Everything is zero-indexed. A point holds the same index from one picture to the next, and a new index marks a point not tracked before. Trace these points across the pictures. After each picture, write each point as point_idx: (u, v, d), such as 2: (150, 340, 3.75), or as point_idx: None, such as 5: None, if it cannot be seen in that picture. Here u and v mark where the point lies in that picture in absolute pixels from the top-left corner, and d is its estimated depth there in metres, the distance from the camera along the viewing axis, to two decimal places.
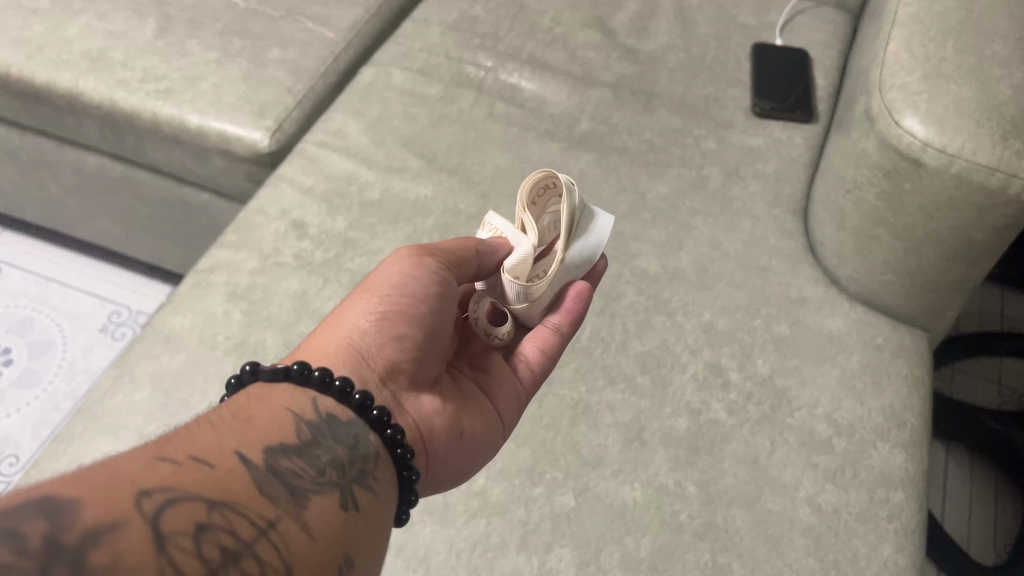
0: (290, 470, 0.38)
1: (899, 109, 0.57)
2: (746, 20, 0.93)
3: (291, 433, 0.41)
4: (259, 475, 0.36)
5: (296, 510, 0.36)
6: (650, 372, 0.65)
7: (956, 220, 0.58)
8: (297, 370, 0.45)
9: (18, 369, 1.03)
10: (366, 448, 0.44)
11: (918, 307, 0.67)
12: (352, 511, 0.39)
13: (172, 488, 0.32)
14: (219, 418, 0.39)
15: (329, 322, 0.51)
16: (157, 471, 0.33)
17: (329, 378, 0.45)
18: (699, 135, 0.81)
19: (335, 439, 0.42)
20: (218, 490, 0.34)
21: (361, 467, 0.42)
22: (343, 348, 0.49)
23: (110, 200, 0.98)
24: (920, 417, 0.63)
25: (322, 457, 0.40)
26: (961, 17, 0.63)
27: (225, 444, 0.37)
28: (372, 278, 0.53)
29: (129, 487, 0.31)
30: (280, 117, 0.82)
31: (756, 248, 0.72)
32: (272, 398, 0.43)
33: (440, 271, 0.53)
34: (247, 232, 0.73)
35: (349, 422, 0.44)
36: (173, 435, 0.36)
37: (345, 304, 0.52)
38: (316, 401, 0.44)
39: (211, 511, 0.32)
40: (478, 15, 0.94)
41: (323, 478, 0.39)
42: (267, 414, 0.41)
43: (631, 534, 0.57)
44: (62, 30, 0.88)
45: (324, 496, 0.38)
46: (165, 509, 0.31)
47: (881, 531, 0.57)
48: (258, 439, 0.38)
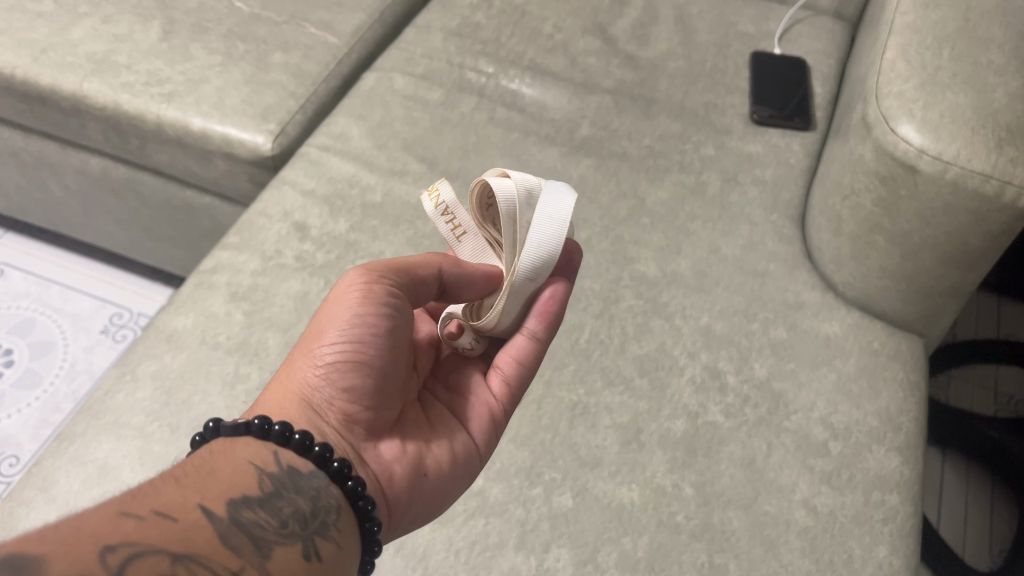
0: (253, 522, 0.39)
1: (895, 117, 0.58)
2: (745, 28, 0.94)
3: (253, 485, 0.42)
4: (223, 528, 0.38)
5: (257, 562, 0.38)
6: (648, 374, 0.65)
7: (951, 226, 0.58)
8: (257, 425, 0.45)
9: (19, 369, 1.04)
10: (329, 498, 0.44)
11: (914, 312, 0.68)
12: (314, 562, 0.40)
13: (137, 542, 0.34)
14: (182, 470, 0.41)
15: (287, 368, 0.51)
16: (121, 524, 0.34)
17: (288, 433, 0.45)
18: (698, 141, 0.82)
19: (297, 491, 0.43)
20: (182, 544, 0.35)
21: (324, 519, 0.43)
22: (293, 401, 0.49)
23: (112, 202, 0.99)
24: (916, 421, 0.64)
25: (284, 509, 0.41)
26: (957, 26, 0.64)
27: (189, 496, 0.38)
28: (324, 315, 0.51)
29: (94, 543, 0.33)
30: (283, 121, 0.83)
31: (753, 253, 0.73)
32: (235, 450, 0.44)
33: (393, 307, 0.51)
34: (249, 234, 0.74)
35: (310, 474, 0.45)
36: (138, 488, 0.38)
37: (301, 347, 0.51)
38: (277, 454, 0.44)
39: (174, 565, 0.34)
40: (480, 22, 0.95)
41: (286, 529, 0.40)
42: (231, 466, 0.42)
43: (629, 534, 0.57)
44: (68, 33, 0.88)
45: (286, 548, 0.40)
46: (127, 566, 0.33)
47: (877, 534, 0.57)
48: (221, 492, 0.40)
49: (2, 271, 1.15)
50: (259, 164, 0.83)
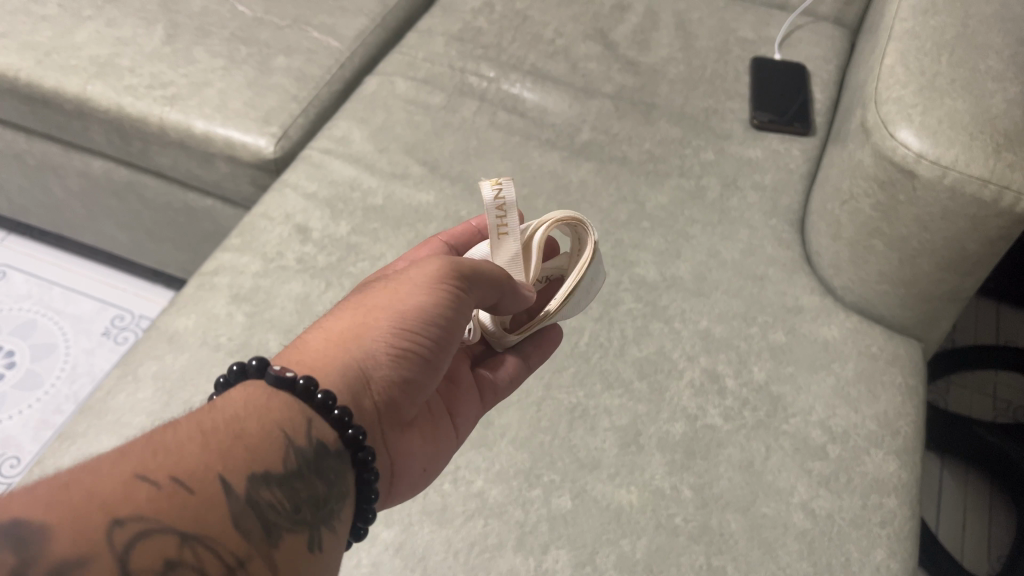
0: (269, 502, 0.38)
1: (894, 122, 0.58)
2: (746, 34, 0.95)
3: (278, 458, 0.40)
4: (238, 506, 0.36)
5: (265, 549, 0.36)
6: (647, 377, 0.65)
7: (949, 231, 0.59)
8: (303, 386, 0.43)
9: (21, 370, 1.04)
10: (342, 485, 0.43)
11: (913, 316, 0.68)
12: (317, 552, 0.39)
13: (146, 518, 0.33)
14: (212, 426, 0.39)
15: (344, 329, 0.49)
16: (133, 495, 0.33)
17: (330, 404, 0.43)
18: (698, 145, 0.82)
19: (317, 471, 0.42)
20: (192, 521, 0.34)
21: (334, 506, 0.42)
22: (351, 371, 0.46)
23: (114, 205, 0.99)
24: (914, 425, 0.64)
25: (302, 490, 0.40)
26: (956, 32, 0.64)
27: (212, 464, 0.37)
28: (401, 293, 0.50)
29: (102, 516, 0.32)
30: (285, 124, 0.84)
31: (752, 257, 0.73)
32: (269, 411, 0.42)
33: (465, 314, 0.51)
34: (251, 236, 0.74)
35: (336, 453, 0.43)
36: (161, 445, 0.37)
37: (364, 314, 0.49)
38: (311, 424, 0.43)
39: (181, 547, 0.33)
40: (481, 27, 0.96)
41: (298, 514, 0.39)
42: (260, 430, 0.40)
43: (628, 536, 0.57)
44: (72, 36, 0.89)
45: (295, 535, 0.38)
46: (132, 546, 0.32)
47: (875, 537, 0.57)
48: (245, 464, 0.38)
49: (5, 273, 1.15)
50: (261, 167, 0.83)
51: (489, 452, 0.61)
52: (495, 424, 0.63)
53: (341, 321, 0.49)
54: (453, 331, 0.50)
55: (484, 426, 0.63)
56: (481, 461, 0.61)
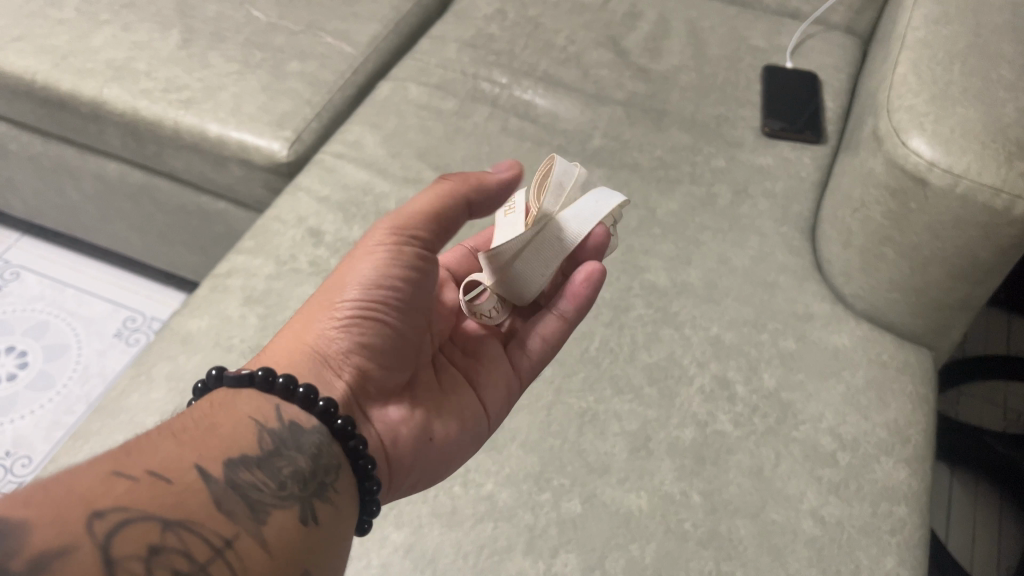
0: (250, 484, 0.40)
1: (906, 130, 0.58)
2: (757, 42, 0.95)
3: (253, 444, 0.43)
4: (218, 491, 0.38)
5: (254, 526, 0.38)
6: (657, 383, 0.66)
7: (961, 239, 0.59)
8: (261, 375, 0.47)
9: (33, 371, 1.05)
10: (330, 458, 0.46)
11: (923, 324, 0.68)
12: (312, 525, 0.41)
13: (126, 508, 0.34)
14: (182, 428, 0.42)
15: (306, 318, 0.53)
16: (112, 488, 0.35)
17: (292, 386, 0.47)
18: (709, 152, 0.83)
19: (296, 447, 0.44)
20: (175, 508, 0.36)
21: (323, 480, 0.44)
22: (309, 351, 0.51)
23: (128, 207, 1.00)
24: (924, 433, 0.64)
25: (284, 469, 0.43)
26: (968, 42, 0.64)
27: (186, 456, 0.39)
28: (348, 268, 0.53)
29: (82, 509, 0.33)
30: (299, 128, 0.84)
31: (763, 264, 0.73)
32: (237, 405, 0.45)
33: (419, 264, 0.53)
34: (264, 239, 0.75)
35: (312, 430, 0.46)
36: (135, 446, 0.39)
37: (319, 301, 0.54)
38: (279, 408, 0.46)
39: (166, 531, 0.35)
40: (494, 33, 0.96)
41: (285, 491, 0.41)
42: (232, 424, 0.43)
43: (637, 541, 0.57)
44: (89, 40, 0.90)
45: (284, 511, 0.40)
46: (116, 532, 0.33)
47: (885, 544, 0.57)
48: (219, 453, 0.41)
49: (18, 274, 1.16)
50: (274, 171, 0.84)
51: (498, 456, 0.61)
52: (505, 428, 0.63)
53: (304, 314, 0.54)
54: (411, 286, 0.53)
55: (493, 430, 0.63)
56: (490, 464, 0.61)
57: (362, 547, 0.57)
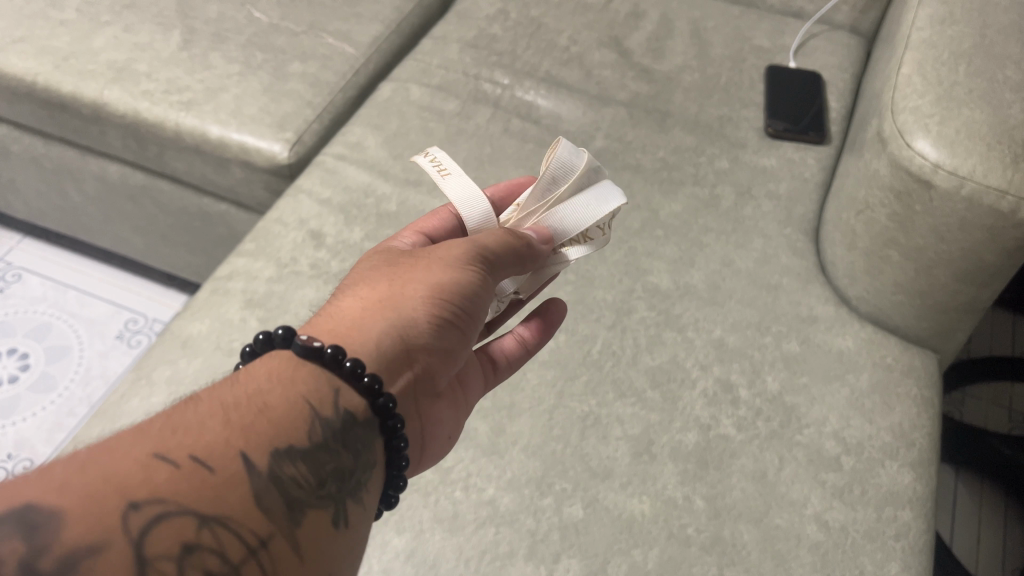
0: (293, 479, 0.37)
1: (911, 132, 0.58)
2: (761, 42, 0.95)
3: (303, 432, 0.39)
4: (260, 484, 0.36)
5: (290, 527, 0.36)
6: (660, 387, 0.65)
7: (967, 242, 0.58)
8: (331, 354, 0.42)
9: (35, 373, 1.04)
10: (371, 455, 0.43)
11: (928, 327, 0.68)
12: (343, 528, 0.38)
13: (164, 501, 0.32)
14: (234, 402, 0.39)
15: (377, 297, 0.48)
16: (151, 476, 0.33)
17: (359, 372, 0.43)
18: (713, 154, 0.82)
19: (344, 442, 0.41)
20: (213, 504, 0.33)
21: (360, 478, 0.41)
22: (390, 337, 0.46)
23: (130, 208, 1.00)
24: (929, 437, 0.63)
25: (327, 464, 0.39)
26: (973, 42, 0.64)
27: (233, 441, 0.36)
28: (431, 266, 0.50)
29: (117, 500, 0.31)
30: (300, 129, 0.84)
31: (767, 267, 0.73)
32: (295, 382, 0.41)
33: (491, 290, 0.52)
34: (265, 241, 0.75)
35: (365, 424, 0.43)
36: (182, 424, 0.36)
37: (400, 285, 0.49)
38: (337, 395, 0.42)
39: (201, 529, 0.32)
40: (496, 34, 0.96)
41: (323, 489, 0.38)
42: (284, 404, 0.40)
43: (639, 546, 0.57)
44: (90, 41, 0.90)
45: (320, 512, 0.38)
46: (150, 529, 0.31)
47: (889, 550, 0.57)
48: (268, 439, 0.37)
49: (21, 276, 1.16)
50: (275, 172, 0.84)
51: (500, 460, 0.61)
52: (508, 431, 0.63)
53: (373, 290, 0.49)
54: (482, 305, 0.51)
55: (496, 433, 0.63)
56: (492, 469, 0.61)
57: (363, 552, 0.57)
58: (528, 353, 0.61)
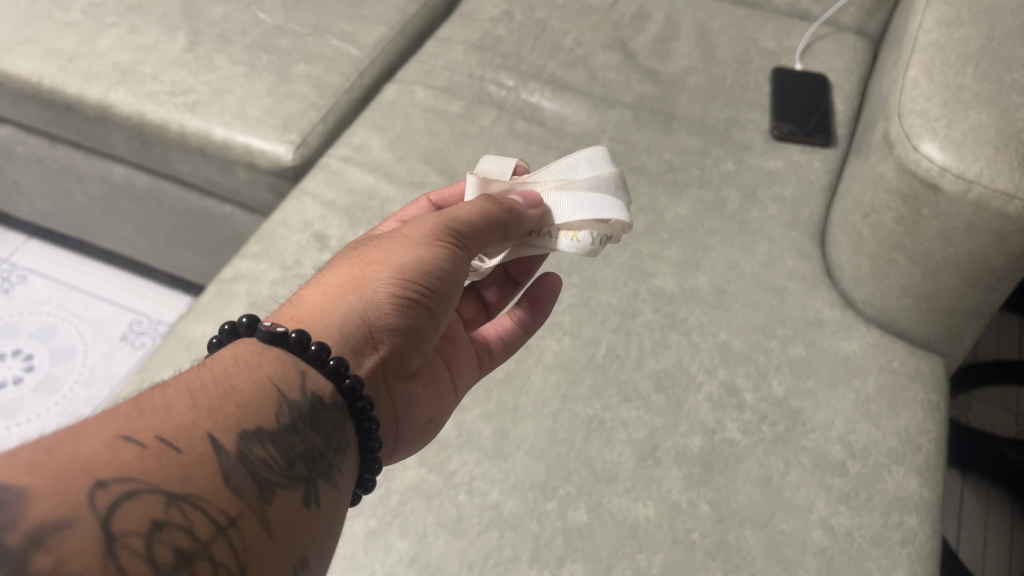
0: (261, 460, 0.37)
1: (918, 135, 0.58)
2: (767, 44, 0.94)
3: (271, 414, 0.39)
4: (229, 465, 0.35)
5: (260, 505, 0.35)
6: (665, 391, 0.65)
7: (973, 245, 0.58)
8: (296, 338, 0.42)
9: (40, 374, 1.05)
10: (341, 437, 0.43)
11: (935, 331, 0.67)
12: (314, 507, 0.38)
13: (132, 479, 0.31)
14: (200, 386, 0.38)
15: (341, 282, 0.49)
16: (119, 455, 0.32)
17: (325, 355, 0.43)
18: (719, 156, 0.82)
19: (313, 424, 0.41)
20: (182, 481, 0.33)
21: (331, 460, 0.41)
22: (352, 322, 0.46)
23: (134, 210, 1.00)
24: (935, 442, 0.63)
25: (296, 446, 0.39)
26: (980, 45, 0.64)
27: (200, 422, 0.36)
28: (394, 249, 0.50)
29: (85, 477, 0.30)
30: (304, 131, 0.84)
31: (773, 270, 0.73)
32: (260, 365, 0.41)
33: (461, 267, 0.52)
34: (269, 243, 0.75)
35: (332, 406, 0.43)
36: (148, 408, 0.36)
37: (364, 269, 0.49)
38: (305, 377, 0.42)
39: (170, 506, 0.32)
40: (501, 35, 0.96)
41: (292, 470, 0.38)
42: (252, 387, 0.40)
43: (644, 551, 0.57)
44: (95, 42, 0.90)
45: (290, 492, 0.37)
46: (119, 505, 0.30)
47: (895, 555, 0.57)
48: (236, 421, 0.37)
49: (26, 276, 1.16)
50: (279, 174, 0.84)
51: (504, 464, 0.61)
52: (512, 434, 0.62)
53: (338, 276, 0.49)
54: (452, 283, 0.51)
55: (500, 436, 0.62)
56: (496, 473, 0.60)
57: (367, 555, 0.57)
58: (525, 333, 0.64)
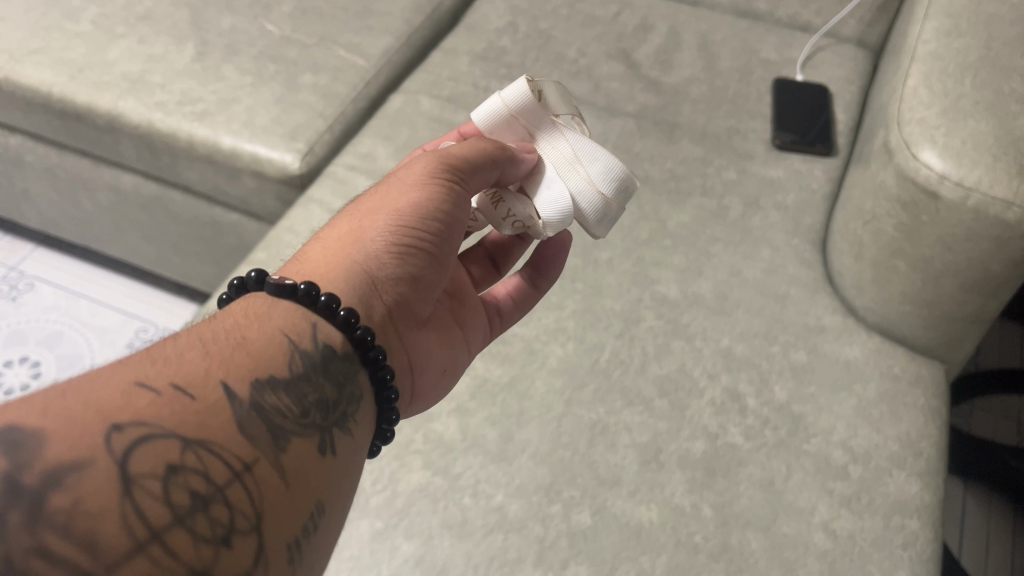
0: (274, 408, 0.37)
1: (917, 143, 0.58)
2: (768, 55, 0.96)
3: (283, 363, 0.40)
4: (242, 412, 0.36)
5: (273, 452, 0.36)
6: (668, 396, 0.66)
7: (973, 252, 0.59)
8: (304, 290, 0.43)
9: (47, 381, 1.05)
10: (354, 388, 0.43)
11: (935, 337, 0.68)
12: (328, 455, 0.39)
13: (147, 423, 0.31)
14: (212, 337, 0.39)
15: (341, 235, 0.50)
16: (134, 400, 0.32)
17: (334, 306, 0.44)
18: (721, 165, 0.83)
19: (325, 374, 0.42)
20: (197, 427, 0.33)
21: (344, 409, 0.42)
22: (356, 272, 0.47)
23: (143, 218, 1.01)
24: (936, 447, 0.64)
25: (310, 395, 0.40)
26: (979, 55, 0.65)
27: (213, 371, 0.36)
28: (394, 195, 0.51)
29: (100, 420, 0.30)
30: (312, 140, 0.85)
31: (775, 277, 0.73)
32: (271, 317, 0.42)
33: (464, 208, 0.52)
34: (276, 250, 0.75)
35: (345, 356, 0.44)
36: (161, 356, 0.36)
37: (366, 219, 0.50)
38: (315, 327, 0.43)
39: (185, 450, 0.32)
40: (505, 46, 0.97)
41: (306, 419, 0.39)
42: (263, 338, 0.40)
43: (647, 553, 0.57)
44: (105, 53, 0.91)
45: (304, 440, 0.38)
46: (134, 446, 0.30)
47: (897, 558, 0.57)
48: (248, 370, 0.38)
49: (33, 284, 1.17)
50: (286, 183, 0.84)
51: (509, 467, 0.61)
52: (517, 438, 0.63)
53: (339, 229, 0.50)
54: (454, 224, 0.52)
55: (505, 440, 0.63)
56: (501, 476, 0.61)
57: (372, 557, 0.57)
58: (538, 292, 0.66)
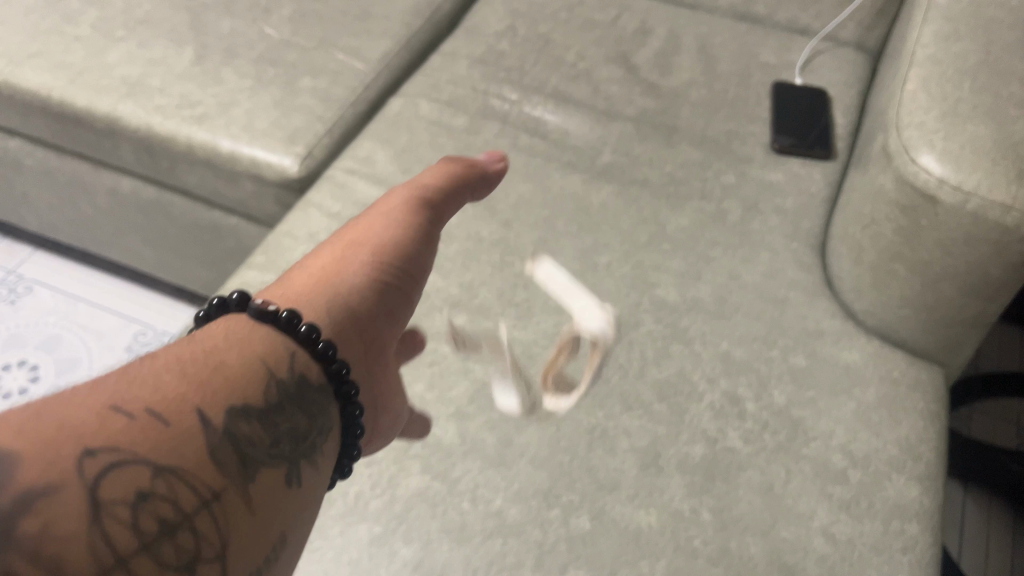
0: (248, 435, 0.37)
1: (916, 147, 0.58)
2: (768, 58, 0.96)
3: (259, 391, 0.39)
4: (218, 439, 0.35)
5: (243, 481, 0.35)
6: (667, 400, 0.65)
7: (972, 256, 0.59)
8: (286, 317, 0.42)
9: (45, 385, 1.05)
10: (324, 422, 0.42)
11: (934, 341, 0.68)
12: (295, 486, 0.39)
13: (118, 449, 0.32)
14: (191, 356, 0.39)
15: (320, 268, 0.50)
16: (108, 426, 0.32)
17: (315, 337, 0.43)
18: (720, 168, 0.83)
19: (297, 406, 0.41)
20: (171, 453, 0.33)
21: (313, 442, 0.41)
22: (335, 301, 0.47)
23: (142, 221, 1.01)
24: (935, 451, 0.63)
25: (283, 424, 0.39)
26: (977, 59, 0.65)
27: (190, 395, 0.36)
28: (371, 238, 0.53)
29: (73, 445, 0.31)
30: (311, 143, 0.85)
31: (774, 281, 0.73)
32: (247, 342, 0.41)
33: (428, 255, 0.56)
34: (275, 254, 0.75)
35: (319, 388, 0.43)
36: (137, 376, 0.36)
37: (344, 254, 0.52)
38: (294, 356, 0.42)
39: (156, 478, 0.32)
40: (504, 50, 0.97)
41: (278, 448, 0.38)
42: (242, 362, 0.40)
43: (646, 558, 0.57)
44: (104, 56, 0.91)
45: (274, 471, 0.38)
46: (104, 474, 0.31)
47: (896, 563, 0.57)
48: (225, 394, 0.37)
49: (32, 288, 1.17)
50: (285, 186, 0.84)
51: (508, 471, 0.61)
52: (516, 443, 0.63)
53: (317, 263, 0.51)
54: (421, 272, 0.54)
55: (504, 444, 0.63)
56: (500, 480, 0.61)
57: (370, 561, 0.57)
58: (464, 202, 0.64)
